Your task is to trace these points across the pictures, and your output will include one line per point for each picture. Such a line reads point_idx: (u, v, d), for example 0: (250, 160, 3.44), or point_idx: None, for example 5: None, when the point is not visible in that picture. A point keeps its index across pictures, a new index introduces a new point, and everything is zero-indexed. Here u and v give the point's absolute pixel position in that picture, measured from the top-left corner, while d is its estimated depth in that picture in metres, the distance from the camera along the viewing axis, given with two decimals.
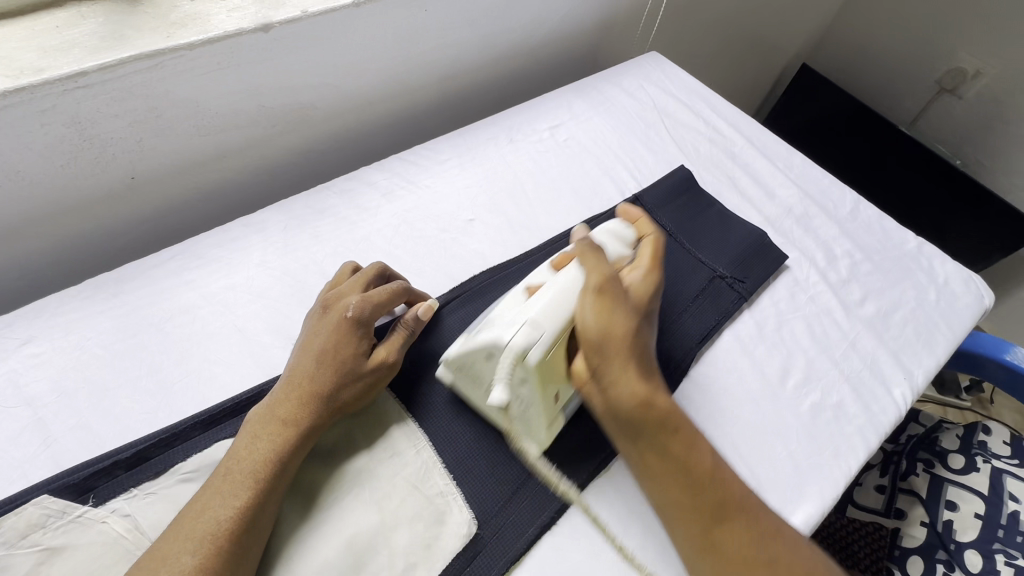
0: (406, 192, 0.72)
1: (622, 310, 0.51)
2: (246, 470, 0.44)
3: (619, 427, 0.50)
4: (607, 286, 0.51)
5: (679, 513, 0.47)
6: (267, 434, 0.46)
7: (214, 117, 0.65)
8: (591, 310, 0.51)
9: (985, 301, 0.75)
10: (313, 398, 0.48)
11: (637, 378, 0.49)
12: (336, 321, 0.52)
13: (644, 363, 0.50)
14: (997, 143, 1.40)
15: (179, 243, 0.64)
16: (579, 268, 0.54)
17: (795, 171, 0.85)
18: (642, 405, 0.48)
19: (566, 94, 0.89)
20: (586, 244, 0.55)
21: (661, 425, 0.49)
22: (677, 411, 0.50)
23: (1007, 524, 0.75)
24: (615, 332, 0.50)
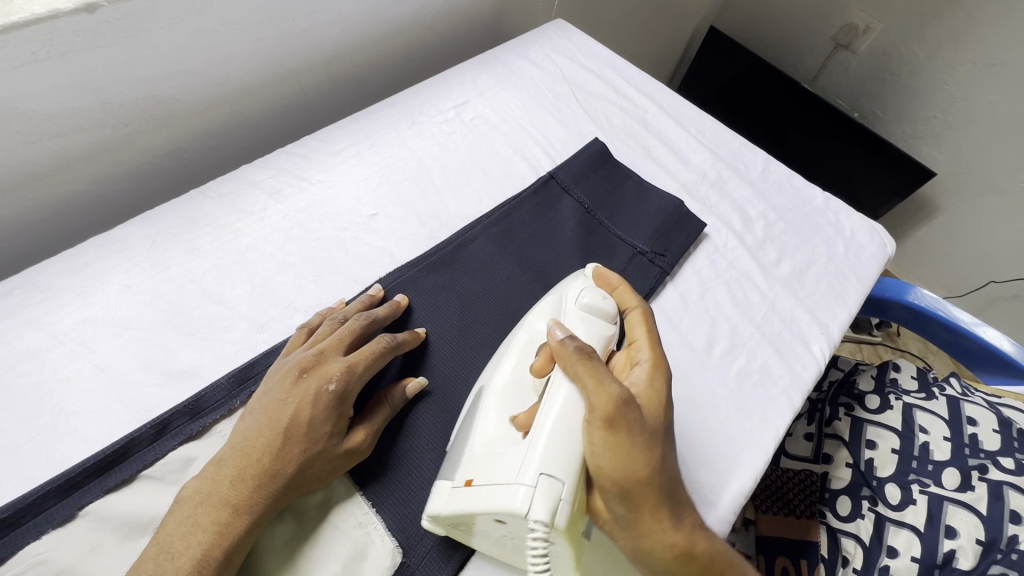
0: (296, 190, 0.64)
1: (639, 446, 0.43)
2: (181, 571, 0.38)
3: (647, 566, 0.45)
4: (620, 418, 0.43)
5: None
6: (209, 521, 0.40)
7: (42, 119, 0.55)
8: (604, 452, 0.42)
9: (888, 249, 0.78)
10: (272, 482, 0.42)
11: (667, 524, 0.44)
12: (316, 391, 0.45)
13: (671, 497, 0.45)
14: (889, 93, 1.48)
15: (20, 275, 0.54)
16: (579, 395, 0.44)
17: (707, 135, 0.85)
18: (676, 557, 0.44)
19: (469, 69, 0.83)
20: (574, 349, 0.46)
21: (699, 566, 0.45)
22: (716, 551, 0.47)
23: (919, 454, 0.80)
24: (639, 482, 0.43)
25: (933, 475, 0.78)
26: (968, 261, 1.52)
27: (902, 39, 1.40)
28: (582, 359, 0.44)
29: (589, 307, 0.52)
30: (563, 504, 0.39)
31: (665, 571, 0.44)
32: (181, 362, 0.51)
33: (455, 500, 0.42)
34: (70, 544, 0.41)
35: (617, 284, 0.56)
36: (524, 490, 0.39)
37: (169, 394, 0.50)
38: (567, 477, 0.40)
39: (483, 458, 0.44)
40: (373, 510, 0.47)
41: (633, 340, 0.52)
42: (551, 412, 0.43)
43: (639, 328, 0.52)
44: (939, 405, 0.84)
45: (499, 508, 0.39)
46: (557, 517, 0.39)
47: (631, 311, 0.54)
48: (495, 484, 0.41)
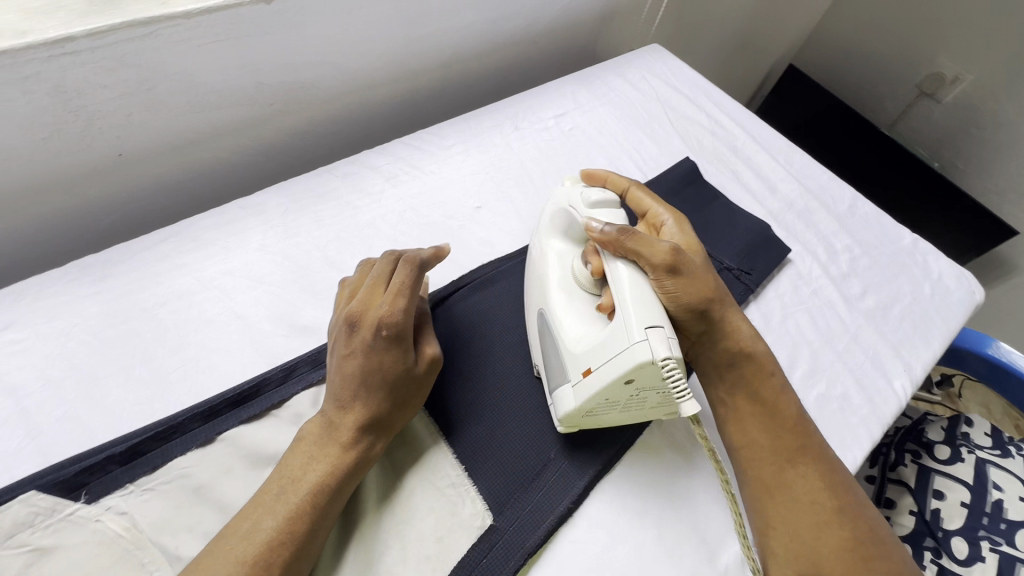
0: (410, 177, 0.70)
1: (694, 278, 0.51)
2: (300, 495, 0.41)
3: (726, 384, 0.54)
4: (680, 263, 0.49)
5: (756, 455, 0.51)
6: (324, 457, 0.43)
7: (209, 93, 0.62)
8: (675, 290, 0.50)
9: (976, 297, 0.77)
10: (370, 421, 0.45)
11: (738, 330, 0.54)
12: (371, 341, 0.46)
13: (730, 306, 0.54)
14: (973, 146, 1.45)
15: (172, 226, 0.61)
16: (638, 264, 0.49)
17: (796, 166, 0.86)
18: (741, 355, 0.53)
19: (570, 83, 0.88)
20: (619, 232, 0.49)
21: (760, 373, 0.53)
22: (767, 355, 0.54)
23: (991, 511, 0.78)
24: (708, 298, 0.51)
25: (1005, 535, 0.75)
26: None
27: (991, 93, 1.37)
28: (632, 235, 0.48)
29: (597, 204, 0.54)
30: (673, 340, 0.44)
31: (734, 374, 0.54)
32: (304, 319, 0.57)
33: (586, 390, 0.46)
34: (208, 463, 0.46)
35: (608, 175, 0.63)
36: (642, 344, 0.43)
37: (294, 345, 0.55)
38: (662, 319, 0.45)
39: (587, 351, 0.47)
40: (465, 473, 0.50)
41: (650, 210, 0.59)
42: (619, 286, 0.47)
43: (643, 196, 0.60)
44: (1015, 465, 0.82)
45: (625, 369, 0.43)
46: (674, 351, 0.43)
47: (630, 190, 0.61)
48: (611, 356, 0.45)
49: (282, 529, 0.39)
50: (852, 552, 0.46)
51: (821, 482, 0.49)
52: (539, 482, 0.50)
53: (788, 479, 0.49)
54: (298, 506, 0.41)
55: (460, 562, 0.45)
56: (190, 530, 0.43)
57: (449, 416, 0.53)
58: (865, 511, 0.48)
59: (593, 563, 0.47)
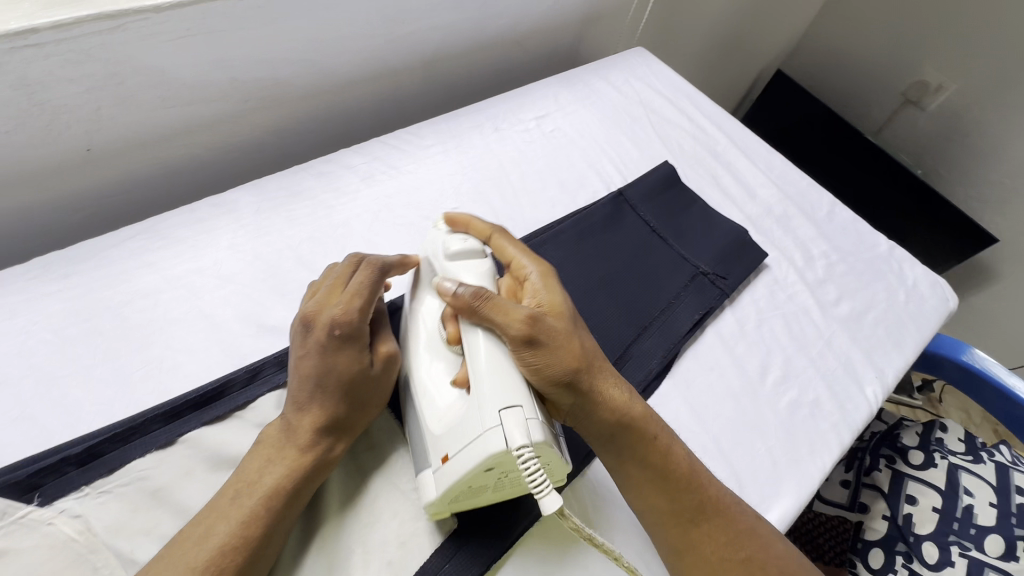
0: (387, 177, 0.69)
1: (558, 347, 0.45)
2: (257, 498, 0.41)
3: (610, 451, 0.49)
4: (535, 331, 0.44)
5: (659, 520, 0.48)
6: (283, 458, 0.43)
7: (182, 89, 0.61)
8: (534, 363, 0.44)
9: (949, 304, 0.77)
10: (328, 421, 0.45)
11: (612, 395, 0.47)
12: (324, 340, 0.45)
13: (605, 370, 0.48)
14: (955, 154, 1.46)
15: (142, 223, 0.60)
16: (494, 333, 0.45)
17: (775, 171, 0.87)
18: (620, 422, 0.47)
19: (552, 84, 0.87)
20: (470, 296, 0.45)
21: (641, 437, 0.48)
22: (650, 417, 0.49)
23: (962, 516, 0.79)
24: (571, 366, 0.45)
25: (975, 539, 0.77)
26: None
27: (975, 101, 1.38)
28: (484, 301, 0.45)
29: (458, 255, 0.51)
30: (533, 421, 0.41)
31: (612, 439, 0.48)
32: (274, 319, 0.56)
33: (444, 481, 0.42)
34: (168, 466, 0.45)
35: (471, 221, 0.55)
36: (497, 430, 0.40)
37: (262, 346, 0.54)
38: (523, 399, 0.41)
39: (448, 430, 0.43)
40: None
41: (513, 262, 0.52)
42: (475, 364, 0.43)
43: (506, 244, 0.53)
44: (986, 470, 0.82)
45: (479, 459, 0.40)
46: (533, 435, 0.40)
47: (495, 241, 0.54)
48: (465, 446, 0.41)
49: (237, 533, 0.39)
50: None
51: (727, 538, 0.47)
52: None
53: (694, 541, 0.47)
54: (256, 510, 0.40)
55: (424, 566, 0.45)
56: (147, 534, 0.42)
57: None
58: (771, 553, 0.47)
59: None
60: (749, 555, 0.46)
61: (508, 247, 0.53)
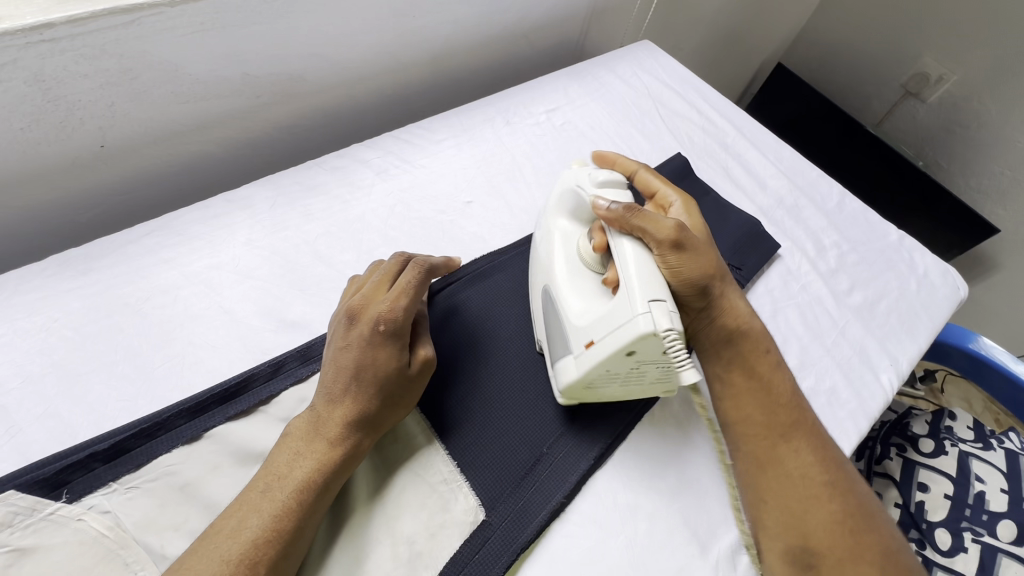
0: (401, 171, 0.69)
1: (701, 253, 0.52)
2: (287, 492, 0.40)
3: (721, 358, 0.56)
4: (682, 239, 0.50)
5: (750, 429, 0.53)
6: (311, 452, 0.43)
7: (195, 84, 0.61)
8: (680, 268, 0.50)
9: (960, 293, 0.78)
10: (359, 418, 0.44)
11: (734, 308, 0.55)
12: (367, 335, 0.46)
13: (728, 283, 0.56)
14: (956, 145, 1.47)
15: (158, 219, 0.59)
16: (641, 242, 0.49)
17: (785, 163, 0.87)
18: (735, 332, 0.55)
19: (561, 78, 0.87)
20: (624, 210, 0.50)
21: (754, 351, 0.55)
22: (761, 334, 0.56)
23: (974, 503, 0.79)
24: (710, 274, 0.52)
25: (987, 526, 0.77)
26: None
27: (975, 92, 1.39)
28: (637, 212, 0.49)
29: (604, 184, 0.55)
30: (675, 312, 0.45)
31: (734, 348, 0.55)
32: (293, 314, 0.56)
33: (587, 361, 0.47)
34: (194, 461, 0.45)
35: (616, 158, 0.65)
36: (645, 316, 0.44)
37: (283, 341, 0.54)
38: (667, 294, 0.45)
39: (592, 322, 0.48)
40: (458, 469, 0.49)
41: (655, 192, 0.63)
42: (620, 256, 0.48)
43: (650, 179, 0.63)
44: (996, 457, 0.83)
45: (629, 338, 0.44)
46: (677, 321, 0.44)
47: (636, 172, 0.64)
48: (612, 328, 0.45)
49: (267, 528, 0.39)
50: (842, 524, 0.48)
51: (812, 458, 0.51)
52: (532, 477, 0.50)
53: (780, 455, 0.51)
54: (286, 504, 0.40)
55: (452, 559, 0.45)
56: (176, 529, 0.42)
57: (440, 413, 0.52)
58: (847, 480, 0.51)
59: (584, 559, 0.47)
60: (831, 478, 0.51)
61: (647, 176, 0.63)
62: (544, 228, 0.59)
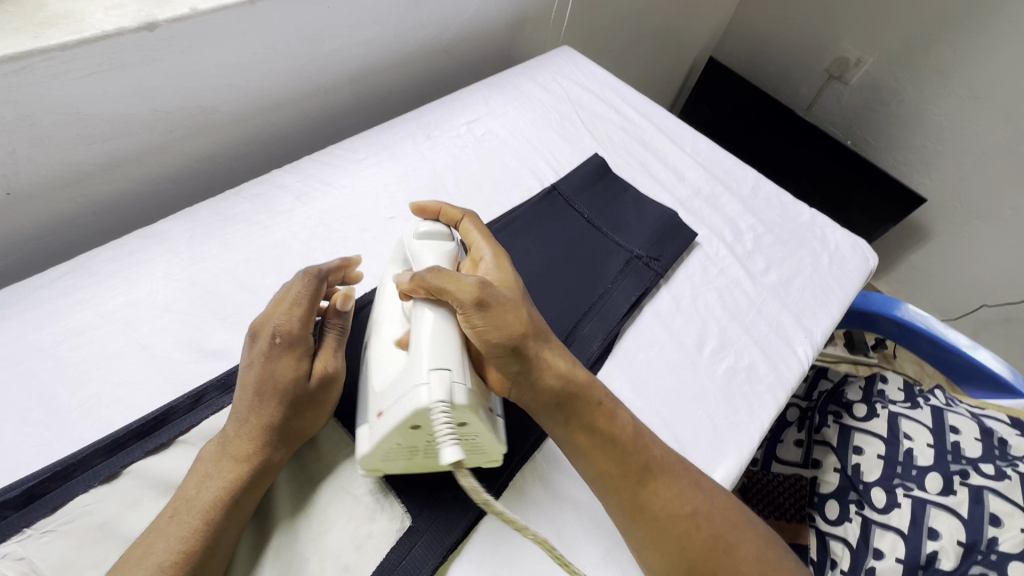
0: (321, 193, 0.70)
1: (507, 312, 0.49)
2: (195, 515, 0.42)
3: (550, 417, 0.51)
4: (485, 296, 0.48)
5: (610, 484, 0.50)
6: (219, 473, 0.44)
7: (102, 125, 0.61)
8: (484, 327, 0.47)
9: (870, 262, 0.83)
10: (264, 432, 0.46)
11: (553, 364, 0.50)
12: (266, 348, 0.48)
13: (548, 342, 0.51)
14: (879, 122, 1.55)
15: (71, 261, 0.59)
16: (446, 308, 0.48)
17: (701, 154, 0.91)
18: (563, 389, 0.50)
19: (482, 89, 0.90)
20: (424, 273, 0.49)
21: (584, 400, 0.51)
22: (594, 383, 0.52)
23: (904, 460, 0.83)
24: (517, 333, 0.48)
25: (917, 479, 0.81)
26: (961, 284, 1.56)
27: (891, 71, 1.47)
28: (436, 273, 0.48)
29: (427, 234, 0.56)
30: (458, 385, 0.43)
31: (558, 404, 0.50)
32: (214, 343, 0.56)
33: (376, 433, 0.45)
34: (113, 498, 0.45)
35: (440, 208, 0.60)
36: (419, 389, 0.43)
37: (204, 370, 0.54)
38: (452, 364, 0.44)
39: (381, 391, 0.47)
40: (382, 480, 0.50)
41: (473, 245, 0.57)
42: (421, 327, 0.47)
43: (473, 233, 0.58)
44: (923, 414, 0.88)
45: (405, 415, 0.43)
46: (454, 397, 0.43)
47: (462, 224, 0.59)
48: (400, 398, 0.44)
49: (175, 551, 0.40)
50: (718, 552, 0.48)
51: (677, 494, 0.50)
52: (458, 478, 0.52)
53: (646, 501, 0.49)
54: (194, 527, 0.41)
55: (378, 567, 0.46)
56: (95, 568, 0.42)
57: None
58: (715, 504, 0.50)
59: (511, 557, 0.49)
60: (697, 509, 0.49)
61: (472, 234, 0.58)
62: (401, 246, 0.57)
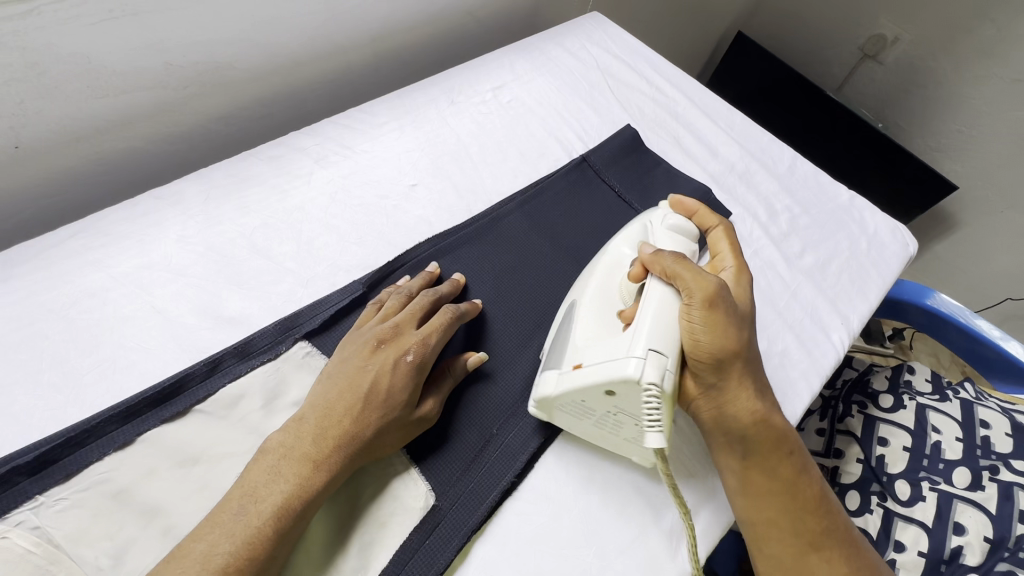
0: (340, 157, 0.67)
1: (731, 326, 0.48)
2: (263, 516, 0.39)
3: (729, 444, 0.50)
4: (717, 299, 0.48)
5: (772, 533, 0.49)
6: (291, 473, 0.42)
7: (113, 77, 0.58)
8: (702, 328, 0.48)
9: (910, 248, 0.79)
10: (353, 443, 0.44)
11: (750, 397, 0.50)
12: (395, 361, 0.48)
13: (759, 380, 0.51)
14: (914, 104, 1.49)
15: (83, 220, 0.57)
16: (675, 288, 0.49)
17: (736, 129, 0.87)
18: (756, 423, 0.49)
19: (508, 54, 0.85)
20: (665, 254, 0.51)
21: (774, 445, 0.49)
22: (788, 434, 0.51)
23: (931, 453, 0.81)
24: (732, 348, 0.48)
25: (944, 474, 0.79)
26: (987, 276, 1.52)
27: (930, 51, 1.40)
28: (677, 259, 0.50)
29: (675, 228, 0.58)
30: (669, 373, 0.44)
31: (745, 440, 0.49)
32: (230, 310, 0.54)
33: (565, 383, 0.47)
34: (129, 466, 0.44)
35: (697, 209, 0.61)
36: (635, 362, 0.43)
37: (220, 338, 0.52)
38: (671, 352, 0.45)
39: (586, 347, 0.49)
40: (406, 456, 0.49)
41: (717, 253, 0.58)
42: (650, 297, 0.49)
43: (722, 242, 0.59)
44: (952, 407, 0.85)
45: (610, 377, 0.44)
46: (665, 383, 0.43)
47: (715, 228, 0.60)
48: (606, 361, 0.45)
49: (239, 553, 0.37)
50: None
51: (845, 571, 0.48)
52: (483, 457, 0.50)
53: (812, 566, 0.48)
54: (260, 529, 0.39)
55: (401, 545, 0.45)
56: (112, 539, 0.41)
57: None
58: None
59: (535, 538, 0.47)
60: None
61: (721, 238, 0.59)
62: (643, 224, 0.60)
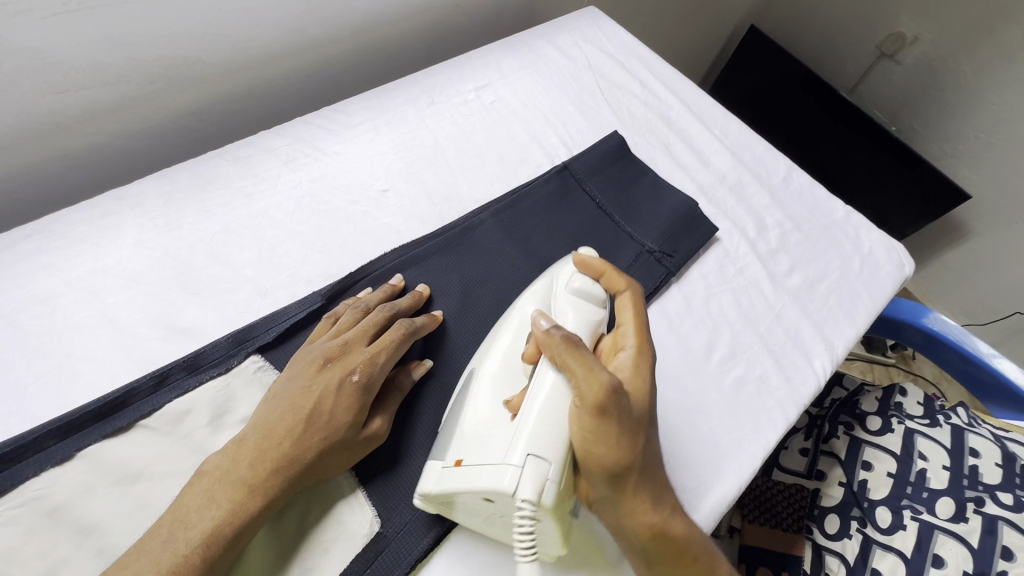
0: (311, 159, 0.65)
1: (623, 434, 0.43)
2: (192, 542, 0.38)
3: (629, 552, 0.46)
4: (608, 404, 0.42)
5: None
6: (224, 498, 0.40)
7: (71, 72, 0.56)
8: (591, 439, 0.42)
9: (905, 269, 0.75)
10: (291, 466, 0.42)
11: (648, 506, 0.45)
12: (340, 381, 0.46)
13: (656, 484, 0.46)
14: (930, 108, 1.42)
15: (39, 221, 0.55)
16: (567, 382, 0.44)
17: (731, 137, 0.83)
18: (654, 536, 0.45)
19: (495, 52, 0.82)
20: (559, 340, 0.45)
21: (675, 553, 0.46)
22: (692, 536, 0.47)
23: (915, 481, 0.79)
24: (626, 461, 0.43)
25: (926, 503, 0.77)
26: (997, 289, 1.47)
27: (950, 52, 1.34)
28: (570, 350, 0.44)
29: (580, 292, 0.53)
30: (550, 483, 0.40)
31: (643, 549, 0.45)
32: (184, 320, 0.53)
33: (446, 481, 0.43)
34: (66, 483, 0.43)
35: (603, 270, 0.54)
36: (512, 471, 0.40)
37: (171, 349, 0.51)
38: (555, 458, 0.41)
39: (471, 438, 0.44)
40: (354, 479, 0.47)
41: (621, 324, 0.52)
42: (535, 394, 0.44)
43: (626, 310, 0.52)
44: (942, 433, 0.83)
45: (487, 487, 0.40)
46: (543, 497, 0.40)
47: (622, 292, 0.54)
48: (487, 463, 0.41)
49: None
50: None
51: None
52: None
53: None
54: (187, 556, 0.38)
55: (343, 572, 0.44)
56: (43, 559, 0.40)
57: None
58: None
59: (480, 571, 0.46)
60: None
61: (624, 305, 0.53)
62: (548, 282, 0.54)
